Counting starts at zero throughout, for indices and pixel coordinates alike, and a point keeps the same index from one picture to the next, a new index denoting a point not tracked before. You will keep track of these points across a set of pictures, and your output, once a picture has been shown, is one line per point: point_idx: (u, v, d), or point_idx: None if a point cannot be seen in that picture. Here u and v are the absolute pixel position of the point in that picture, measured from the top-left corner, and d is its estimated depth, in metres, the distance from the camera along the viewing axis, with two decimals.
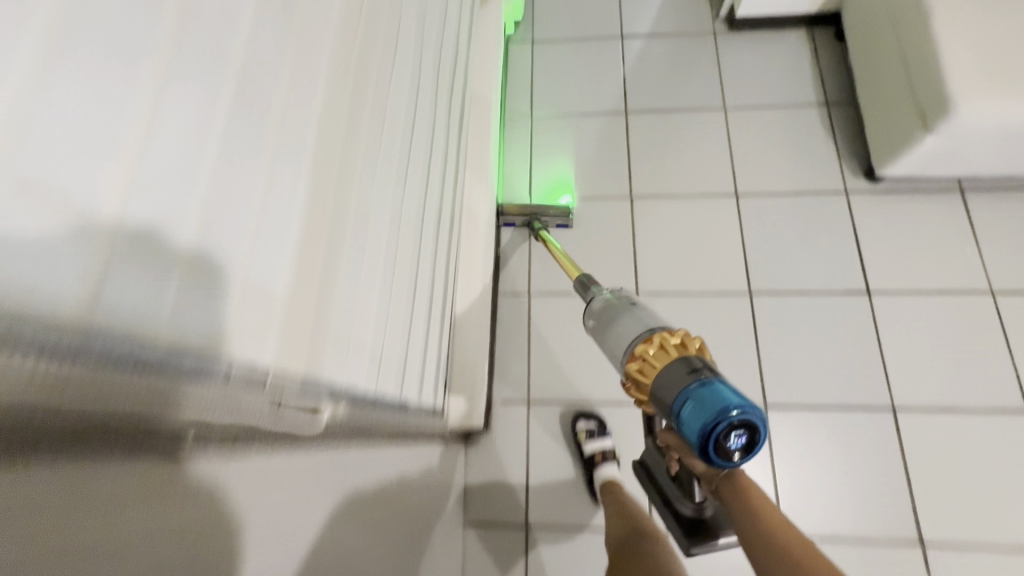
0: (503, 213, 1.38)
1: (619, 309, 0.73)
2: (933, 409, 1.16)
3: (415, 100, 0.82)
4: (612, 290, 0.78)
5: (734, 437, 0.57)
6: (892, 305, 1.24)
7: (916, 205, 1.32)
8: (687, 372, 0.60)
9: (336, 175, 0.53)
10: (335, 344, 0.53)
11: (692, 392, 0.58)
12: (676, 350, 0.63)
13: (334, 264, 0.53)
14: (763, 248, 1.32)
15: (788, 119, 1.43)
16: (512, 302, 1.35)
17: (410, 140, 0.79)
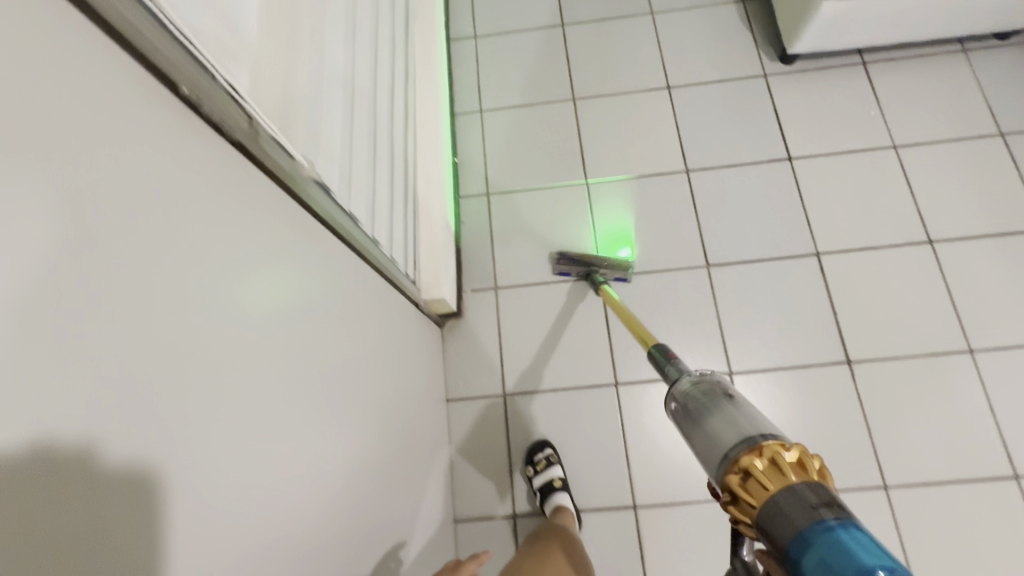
0: (558, 263, 1.32)
1: (717, 409, 0.58)
2: (850, 249, 1.30)
3: None
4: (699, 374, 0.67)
5: None
6: (811, 167, 1.38)
7: (827, 79, 1.46)
8: (809, 508, 0.46)
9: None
10: (304, 128, 0.62)
11: (813, 539, 0.44)
12: (792, 474, 0.48)
13: (298, 54, 0.61)
14: (695, 131, 1.45)
15: (709, 18, 1.55)
16: (472, 204, 1.44)
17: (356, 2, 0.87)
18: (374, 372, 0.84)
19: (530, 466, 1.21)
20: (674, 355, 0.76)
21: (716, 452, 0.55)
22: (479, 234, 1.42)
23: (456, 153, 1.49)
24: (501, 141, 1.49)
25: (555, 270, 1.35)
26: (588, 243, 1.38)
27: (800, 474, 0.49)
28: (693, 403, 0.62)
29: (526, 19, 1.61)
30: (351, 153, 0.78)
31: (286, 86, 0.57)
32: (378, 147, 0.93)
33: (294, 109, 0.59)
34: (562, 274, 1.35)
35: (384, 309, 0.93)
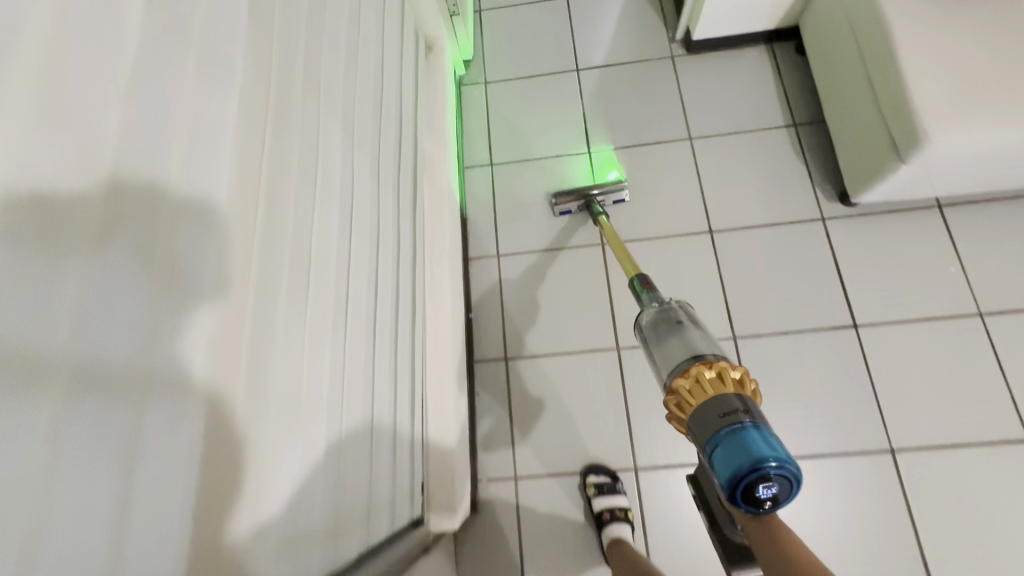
0: (557, 202, 1.33)
1: (672, 337, 0.81)
2: (931, 446, 1.12)
3: (347, 227, 0.76)
4: (663, 305, 0.88)
5: (764, 488, 0.64)
6: (880, 338, 1.19)
7: (897, 224, 1.26)
8: (722, 416, 0.69)
9: (245, 357, 0.49)
10: (278, 562, 0.52)
11: (724, 440, 0.67)
12: (711, 387, 0.72)
13: (262, 481, 0.50)
14: (742, 286, 1.27)
15: (756, 146, 1.37)
16: (489, 370, 1.29)
17: (346, 269, 0.74)
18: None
19: None
20: (650, 285, 0.96)
21: (666, 371, 0.79)
22: (497, 408, 1.26)
23: (470, 307, 1.34)
24: (521, 293, 1.34)
25: (556, 212, 1.35)
26: (621, 421, 1.22)
27: (719, 387, 0.72)
28: (657, 332, 0.85)
29: (548, 144, 1.45)
30: (339, 481, 0.68)
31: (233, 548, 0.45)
32: (376, 417, 0.83)
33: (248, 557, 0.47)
34: (561, 211, 1.37)
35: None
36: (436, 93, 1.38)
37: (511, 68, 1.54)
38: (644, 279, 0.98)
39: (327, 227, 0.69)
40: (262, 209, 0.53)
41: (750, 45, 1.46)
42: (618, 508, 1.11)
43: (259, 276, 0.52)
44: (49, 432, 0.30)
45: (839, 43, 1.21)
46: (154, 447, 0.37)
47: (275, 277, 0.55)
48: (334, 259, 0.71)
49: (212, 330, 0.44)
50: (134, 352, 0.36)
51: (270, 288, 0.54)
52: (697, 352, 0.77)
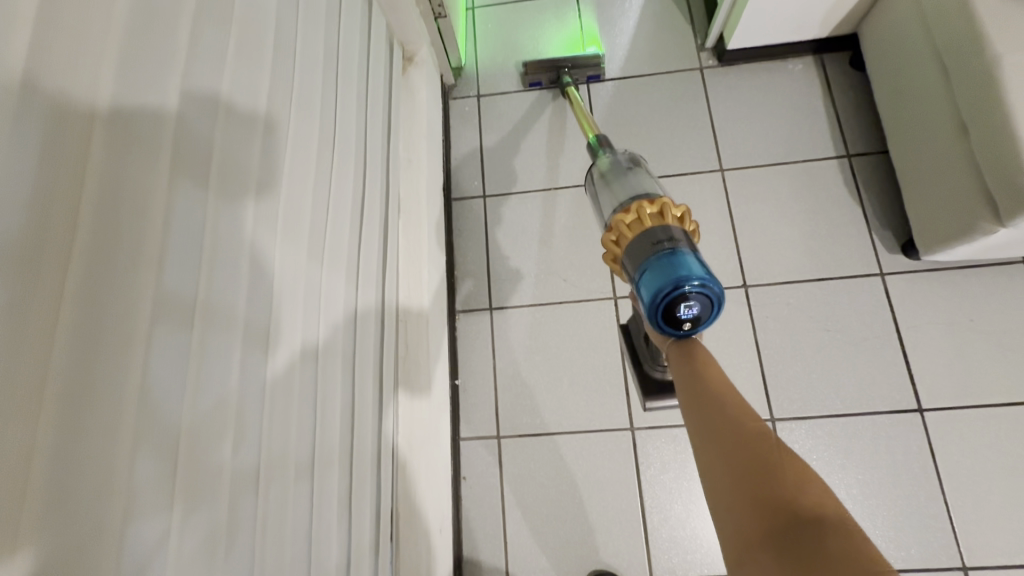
0: (528, 71, 1.25)
1: (620, 179, 0.65)
2: (1014, 567, 0.92)
3: (273, 354, 0.55)
4: (617, 155, 0.71)
5: (685, 309, 0.53)
6: (950, 426, 0.99)
7: (973, 285, 1.05)
8: (654, 244, 0.55)
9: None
10: None
11: (651, 263, 0.54)
12: (651, 220, 0.58)
13: None
14: (782, 353, 1.06)
15: (800, 181, 1.15)
16: (477, 450, 1.09)
17: (270, 418, 0.53)
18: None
19: None
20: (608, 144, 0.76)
21: (608, 213, 0.64)
22: (486, 498, 1.07)
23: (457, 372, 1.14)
24: (517, 356, 1.13)
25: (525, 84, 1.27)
26: (633, 515, 1.03)
27: (658, 221, 0.58)
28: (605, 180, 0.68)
29: (552, 174, 1.23)
30: None
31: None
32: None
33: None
34: (533, 86, 1.29)
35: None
36: (419, 115, 1.14)
37: (510, 78, 1.31)
38: (603, 137, 0.78)
39: (226, 382, 0.47)
40: (69, 422, 0.33)
41: (795, 56, 1.23)
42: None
43: (51, 554, 0.31)
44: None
45: (914, 65, 0.98)
46: None
47: (95, 543, 0.34)
48: (246, 416, 0.49)
49: None
50: None
51: (85, 559, 0.33)
52: (643, 193, 0.62)
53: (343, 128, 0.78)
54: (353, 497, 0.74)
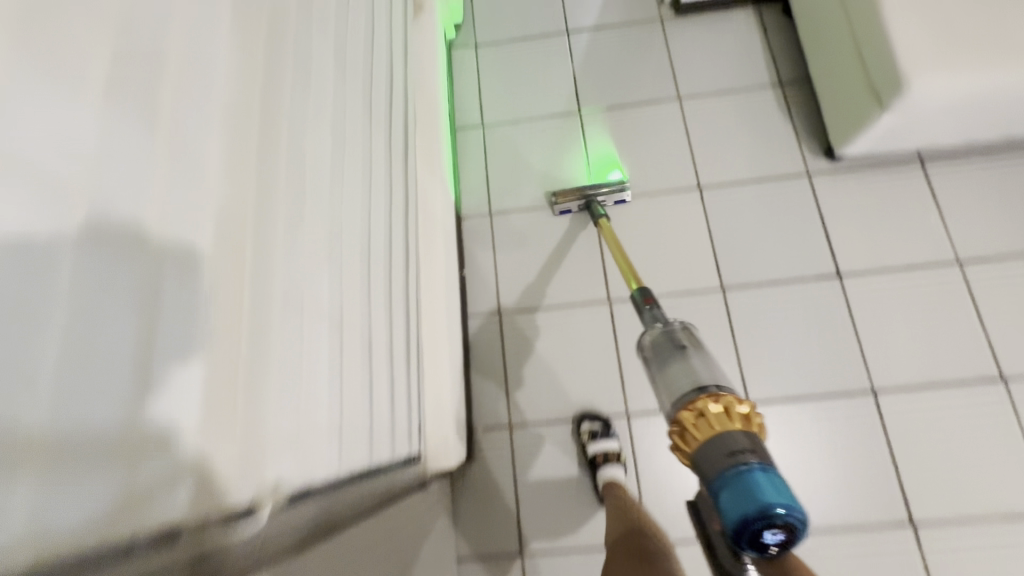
0: (557, 201, 1.32)
1: (675, 360, 0.74)
2: (911, 387, 1.16)
3: (342, 147, 0.75)
4: (669, 327, 0.80)
5: (770, 534, 0.58)
6: (863, 286, 1.23)
7: (880, 179, 1.30)
8: (727, 453, 0.62)
9: (249, 245, 0.48)
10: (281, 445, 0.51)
11: (728, 480, 0.60)
12: (718, 424, 0.65)
13: (262, 355, 0.48)
14: (730, 239, 1.30)
15: (743, 105, 1.40)
16: (483, 324, 1.32)
17: (343, 187, 0.74)
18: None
19: None
20: (651, 301, 0.89)
21: (668, 404, 0.72)
22: (492, 361, 1.29)
23: (463, 264, 1.36)
24: (514, 251, 1.36)
25: (556, 212, 1.35)
26: (613, 369, 1.26)
27: (725, 420, 0.65)
28: (662, 354, 0.76)
29: (540, 106, 1.47)
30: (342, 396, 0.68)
31: (241, 427, 0.44)
32: (374, 341, 0.81)
33: (255, 437, 0.46)
34: (561, 211, 1.37)
35: (382, 530, 0.81)
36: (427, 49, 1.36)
37: (502, 30, 1.55)
38: (646, 292, 0.91)
39: (319, 150, 0.67)
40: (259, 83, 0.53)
41: (737, 7, 1.49)
42: (609, 453, 1.15)
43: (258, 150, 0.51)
44: (72, 243, 0.30)
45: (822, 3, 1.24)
46: (168, 283, 0.37)
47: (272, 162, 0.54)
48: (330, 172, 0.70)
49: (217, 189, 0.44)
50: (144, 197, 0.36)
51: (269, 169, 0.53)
52: (701, 386, 0.69)
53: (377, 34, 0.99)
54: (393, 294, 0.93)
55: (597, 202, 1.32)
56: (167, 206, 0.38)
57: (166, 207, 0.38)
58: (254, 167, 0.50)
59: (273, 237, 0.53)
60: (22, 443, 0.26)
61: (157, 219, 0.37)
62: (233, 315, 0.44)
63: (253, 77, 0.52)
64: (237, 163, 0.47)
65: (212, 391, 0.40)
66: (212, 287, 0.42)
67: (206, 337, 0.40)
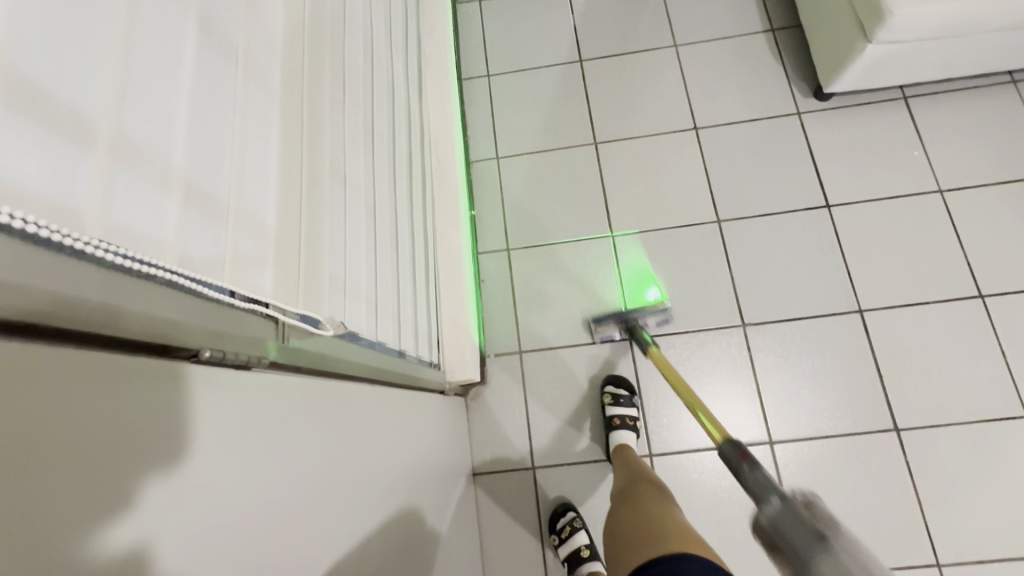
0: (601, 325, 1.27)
1: (826, 558, 0.54)
2: (897, 305, 1.24)
3: (370, 59, 0.82)
4: (792, 508, 0.61)
5: None
6: (850, 215, 1.31)
7: (866, 116, 1.38)
8: None
9: (305, 103, 0.54)
10: (336, 288, 0.57)
11: None
12: None
13: (319, 200, 0.55)
14: (725, 175, 1.38)
15: (737, 50, 1.47)
16: (493, 261, 1.39)
17: (372, 95, 0.80)
18: (419, 482, 0.78)
19: (554, 535, 1.20)
20: (750, 460, 0.74)
21: None
22: (502, 294, 1.37)
23: (473, 206, 1.43)
24: (521, 192, 1.43)
25: (597, 338, 1.30)
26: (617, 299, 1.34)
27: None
28: (802, 547, 0.57)
29: (542, 56, 1.53)
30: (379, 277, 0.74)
31: (306, 254, 0.51)
32: (401, 244, 0.88)
33: (317, 267, 0.53)
34: (601, 338, 1.31)
35: (422, 413, 0.88)
36: None
37: None
38: (743, 450, 0.77)
39: (352, 52, 0.74)
40: None
41: None
42: (626, 417, 1.23)
43: (308, 26, 0.58)
44: (196, 27, 0.37)
45: None
46: (254, 96, 0.44)
47: (319, 42, 0.60)
48: (362, 76, 0.76)
49: (282, 39, 0.50)
50: (238, 18, 0.42)
51: (316, 47, 0.59)
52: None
53: None
54: (414, 210, 0.99)
55: (639, 324, 1.24)
56: (249, 41, 0.44)
57: (248, 41, 0.44)
58: (306, 38, 0.56)
59: (321, 106, 0.59)
60: (175, 168, 0.33)
61: (246, 40, 0.43)
62: (296, 157, 0.51)
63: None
64: (295, 28, 0.54)
65: (286, 211, 0.47)
66: (281, 124, 0.48)
67: (278, 164, 0.47)
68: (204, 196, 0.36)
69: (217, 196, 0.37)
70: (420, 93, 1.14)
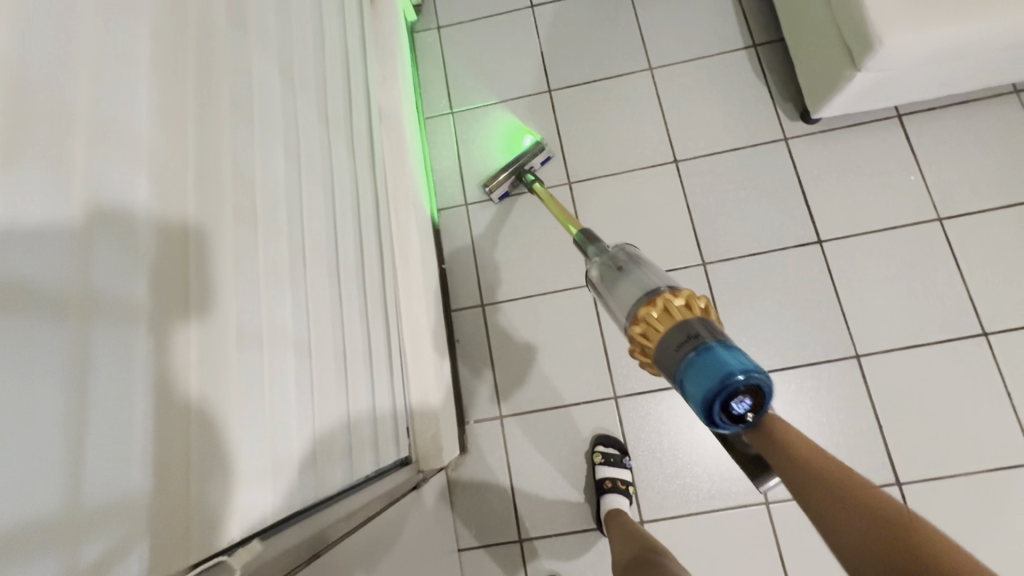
0: (490, 188, 1.26)
1: (622, 278, 0.69)
2: (895, 349, 1.17)
3: (300, 160, 0.73)
4: (611, 253, 0.75)
5: (739, 403, 0.53)
6: (843, 250, 1.23)
7: (859, 138, 1.28)
8: (684, 340, 0.56)
9: (193, 317, 0.46)
10: (252, 488, 0.51)
11: (693, 359, 0.55)
12: (679, 313, 0.59)
13: (222, 403, 0.48)
14: (708, 212, 1.29)
15: (717, 71, 1.36)
16: (467, 318, 1.32)
17: (304, 204, 0.72)
18: None
19: None
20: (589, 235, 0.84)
21: (620, 312, 0.67)
22: (478, 353, 1.30)
23: (442, 258, 1.35)
24: (493, 240, 1.34)
25: (495, 196, 1.31)
26: (599, 353, 1.26)
27: (686, 312, 0.60)
28: (608, 284, 0.72)
29: (508, 87, 1.42)
30: (319, 418, 0.67)
31: (202, 506, 0.44)
32: (351, 353, 0.81)
33: (222, 508, 0.46)
34: (496, 195, 1.31)
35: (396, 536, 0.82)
36: (390, 37, 1.29)
37: (464, 9, 1.49)
38: (586, 232, 0.85)
39: (273, 170, 0.64)
40: (192, 112, 0.50)
41: None
42: (619, 480, 1.15)
43: (197, 187, 0.49)
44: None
45: None
46: (103, 348, 0.37)
47: (219, 200, 0.52)
48: (288, 191, 0.68)
49: (152, 241, 0.42)
50: (65, 266, 0.35)
51: (212, 206, 0.51)
52: (650, 288, 0.64)
53: (329, 28, 0.93)
54: (368, 303, 0.91)
55: (525, 169, 1.26)
56: (88, 276, 0.36)
57: (89, 283, 0.36)
58: (192, 231, 0.47)
59: (223, 297, 0.51)
60: None
61: (83, 284, 0.36)
62: (181, 400, 0.43)
63: (181, 123, 0.48)
64: (170, 234, 0.45)
65: (164, 483, 0.40)
66: (150, 381, 0.40)
67: (149, 431, 0.39)
68: (15, 540, 0.29)
69: (39, 522, 0.30)
70: (370, 162, 1.05)
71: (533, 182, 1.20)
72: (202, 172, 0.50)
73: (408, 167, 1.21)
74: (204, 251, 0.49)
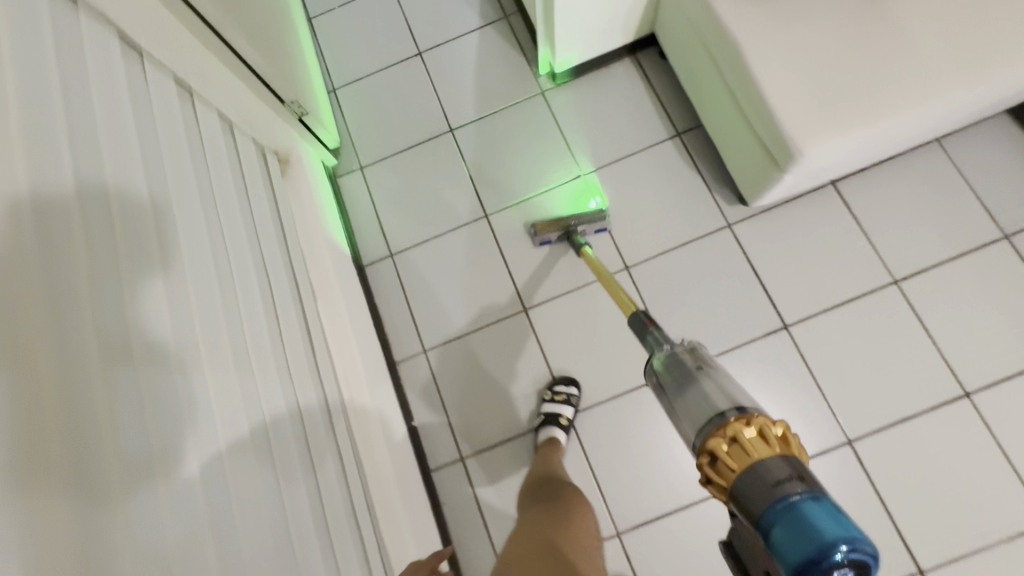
0: (536, 232, 1.28)
1: (691, 383, 0.77)
2: (884, 429, 1.15)
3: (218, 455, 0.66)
4: (681, 352, 0.84)
5: (840, 575, 0.55)
6: (811, 333, 1.21)
7: (802, 212, 1.26)
8: (773, 484, 0.61)
9: (49, 377, 0.47)
10: None
11: (785, 512, 0.58)
12: (776, 445, 0.66)
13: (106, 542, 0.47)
14: (671, 316, 1.25)
15: (648, 166, 1.34)
16: (448, 476, 1.25)
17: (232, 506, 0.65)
18: None
19: None
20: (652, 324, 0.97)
21: (688, 419, 0.75)
22: (469, 512, 1.23)
23: (411, 416, 1.29)
24: (460, 385, 1.29)
25: (536, 243, 1.31)
26: (592, 486, 1.20)
27: (767, 447, 0.66)
28: (675, 382, 0.81)
29: (442, 220, 1.39)
30: None
31: None
32: None
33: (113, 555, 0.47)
34: (539, 241, 1.31)
35: None
36: (308, 207, 1.25)
37: (383, 145, 1.45)
38: (644, 314, 0.98)
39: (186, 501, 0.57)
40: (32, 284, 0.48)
41: (615, 61, 1.42)
42: None
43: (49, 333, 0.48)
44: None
45: (692, 60, 1.19)
46: None
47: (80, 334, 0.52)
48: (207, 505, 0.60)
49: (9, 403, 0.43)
50: None
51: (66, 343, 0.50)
52: (726, 407, 0.71)
53: (238, 260, 0.90)
54: (330, 545, 0.86)
55: (575, 230, 1.26)
56: None
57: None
58: (43, 306, 0.48)
59: (85, 351, 0.52)
60: None
61: None
62: (44, 461, 0.44)
63: (20, 253, 0.48)
64: (13, 293, 0.46)
65: None
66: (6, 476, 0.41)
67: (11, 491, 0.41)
68: None
69: None
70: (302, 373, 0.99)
71: (583, 247, 1.22)
72: (47, 252, 0.51)
73: (350, 347, 1.19)
74: (56, 329, 0.49)
